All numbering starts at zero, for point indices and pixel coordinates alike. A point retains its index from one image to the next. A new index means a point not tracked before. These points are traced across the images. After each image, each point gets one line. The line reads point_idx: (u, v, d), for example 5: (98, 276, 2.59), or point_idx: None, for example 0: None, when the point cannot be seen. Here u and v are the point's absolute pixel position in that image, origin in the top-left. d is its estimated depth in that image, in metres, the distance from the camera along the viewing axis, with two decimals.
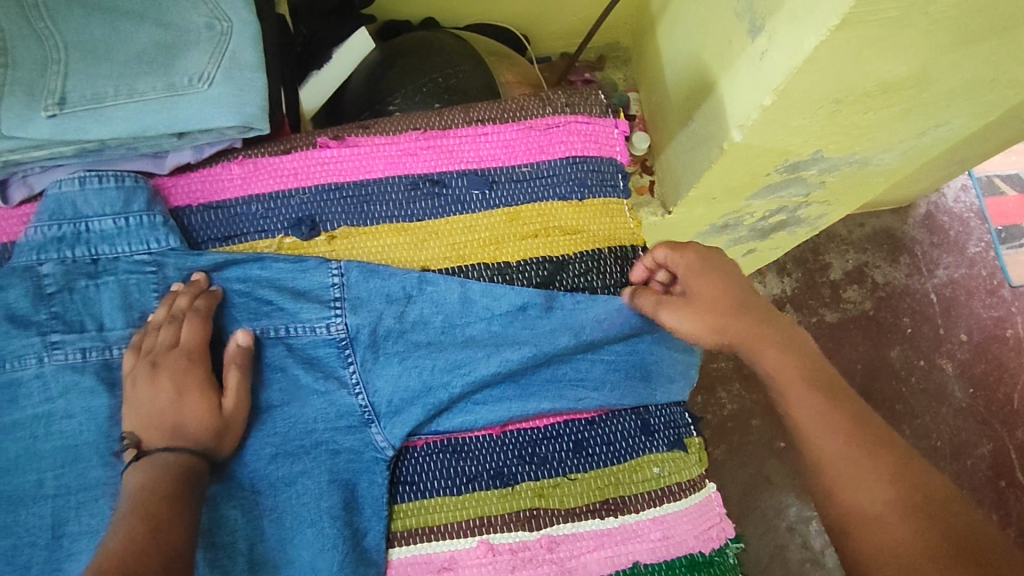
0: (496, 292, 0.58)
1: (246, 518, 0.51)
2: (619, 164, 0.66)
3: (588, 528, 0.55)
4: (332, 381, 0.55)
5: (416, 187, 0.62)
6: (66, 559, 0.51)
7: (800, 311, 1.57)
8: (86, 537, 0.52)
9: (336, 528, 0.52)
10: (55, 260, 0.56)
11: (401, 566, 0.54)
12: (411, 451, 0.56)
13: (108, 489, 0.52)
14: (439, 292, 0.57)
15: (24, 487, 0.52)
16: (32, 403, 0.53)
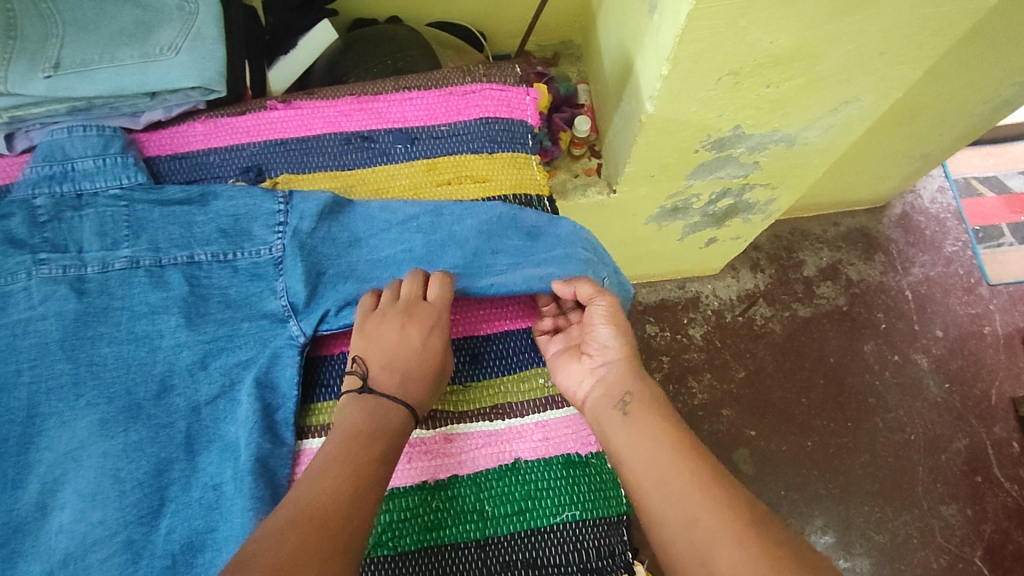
0: (392, 207, 0.69)
1: (187, 405, 0.63)
2: (530, 126, 0.75)
3: (477, 428, 0.63)
4: (265, 289, 0.67)
5: (349, 142, 0.73)
6: (38, 433, 0.61)
7: (773, 305, 1.62)
8: (54, 417, 0.62)
9: (252, 404, 0.63)
10: (47, 194, 0.68)
11: (309, 453, 0.64)
12: (329, 358, 0.68)
13: (71, 378, 0.63)
14: (366, 245, 0.68)
15: (6, 374, 0.62)
16: (17, 310, 0.64)
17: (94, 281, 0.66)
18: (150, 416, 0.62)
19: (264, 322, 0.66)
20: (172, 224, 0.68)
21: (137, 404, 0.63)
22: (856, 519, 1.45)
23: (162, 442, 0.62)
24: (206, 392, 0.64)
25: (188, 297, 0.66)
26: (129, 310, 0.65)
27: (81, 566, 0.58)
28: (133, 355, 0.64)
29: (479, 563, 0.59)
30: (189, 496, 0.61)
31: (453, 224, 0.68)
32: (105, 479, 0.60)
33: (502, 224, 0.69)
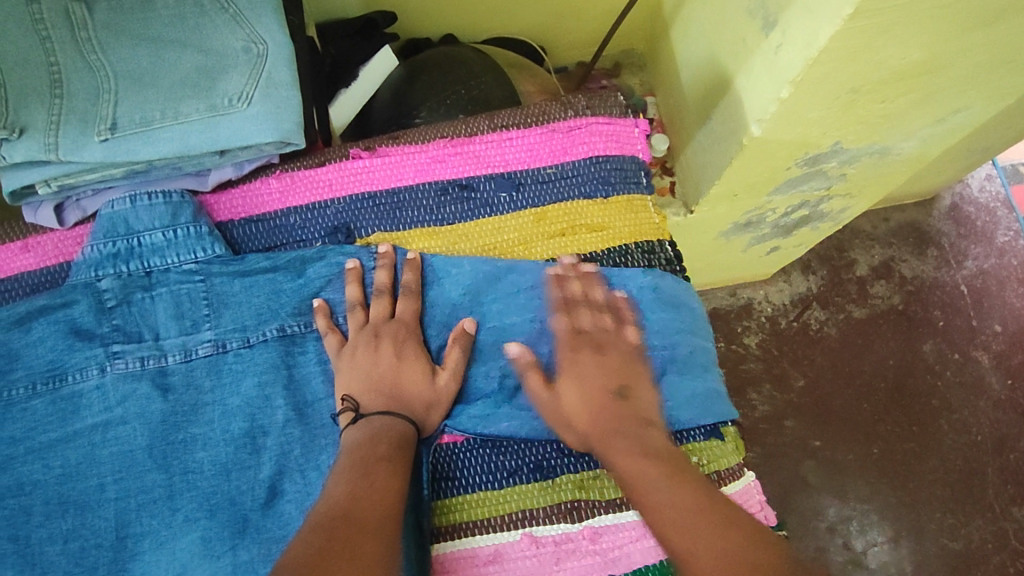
0: (522, 268, 0.62)
1: (298, 511, 0.56)
2: (642, 162, 0.68)
3: (630, 519, 0.56)
4: None
5: (446, 193, 0.65)
6: (131, 558, 0.54)
7: (827, 308, 1.52)
8: (149, 537, 0.55)
9: None
10: (112, 275, 0.59)
11: (447, 561, 0.55)
12: (451, 446, 0.58)
13: (165, 490, 0.55)
14: (487, 314, 0.61)
15: (88, 492, 0.55)
16: (93, 412, 0.57)
17: (177, 373, 0.58)
18: (260, 530, 0.55)
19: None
20: (257, 296, 0.60)
21: (244, 516, 0.55)
22: (928, 528, 1.35)
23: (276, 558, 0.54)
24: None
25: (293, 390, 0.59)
26: (222, 404, 0.58)
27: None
28: (232, 458, 0.56)
29: None
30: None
31: (586, 294, 0.62)
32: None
33: (637, 294, 0.62)
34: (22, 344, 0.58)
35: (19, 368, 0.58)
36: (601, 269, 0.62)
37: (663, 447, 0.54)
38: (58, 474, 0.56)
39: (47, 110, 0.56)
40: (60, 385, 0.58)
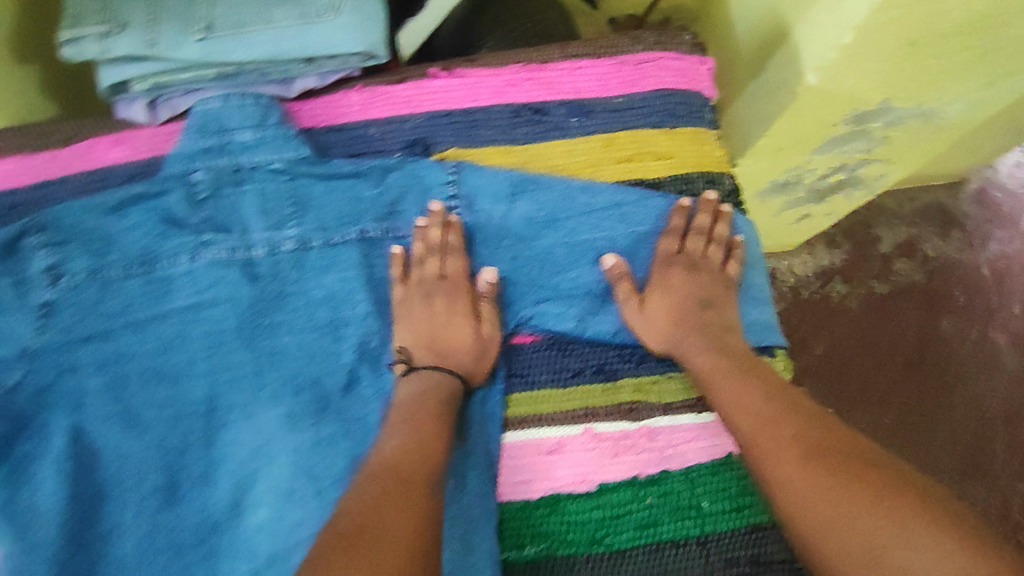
0: (595, 189, 0.65)
1: (377, 395, 0.60)
2: (706, 99, 0.71)
3: (685, 421, 0.60)
4: (451, 274, 0.63)
5: (519, 115, 0.68)
6: (221, 426, 0.59)
7: (850, 282, 1.54)
8: (238, 409, 0.59)
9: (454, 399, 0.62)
10: (205, 168, 0.62)
11: (511, 448, 0.59)
12: (521, 345, 0.63)
13: (253, 367, 0.60)
14: (562, 229, 0.64)
15: (179, 365, 0.60)
16: (184, 294, 0.61)
17: (264, 265, 0.62)
18: (339, 409, 0.60)
19: (459, 311, 0.62)
20: (338, 200, 0.64)
21: (324, 394, 0.60)
22: None
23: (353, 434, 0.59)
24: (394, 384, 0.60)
25: (373, 289, 0.63)
26: (305, 295, 0.62)
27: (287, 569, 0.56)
28: (316, 344, 0.61)
29: (703, 562, 0.56)
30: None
31: (658, 218, 0.66)
32: (300, 476, 0.57)
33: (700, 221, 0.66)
34: (118, 230, 0.62)
35: (114, 253, 0.62)
36: (664, 197, 0.66)
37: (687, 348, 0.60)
38: (153, 347, 0.60)
39: (146, 9, 0.60)
40: (152, 269, 0.61)
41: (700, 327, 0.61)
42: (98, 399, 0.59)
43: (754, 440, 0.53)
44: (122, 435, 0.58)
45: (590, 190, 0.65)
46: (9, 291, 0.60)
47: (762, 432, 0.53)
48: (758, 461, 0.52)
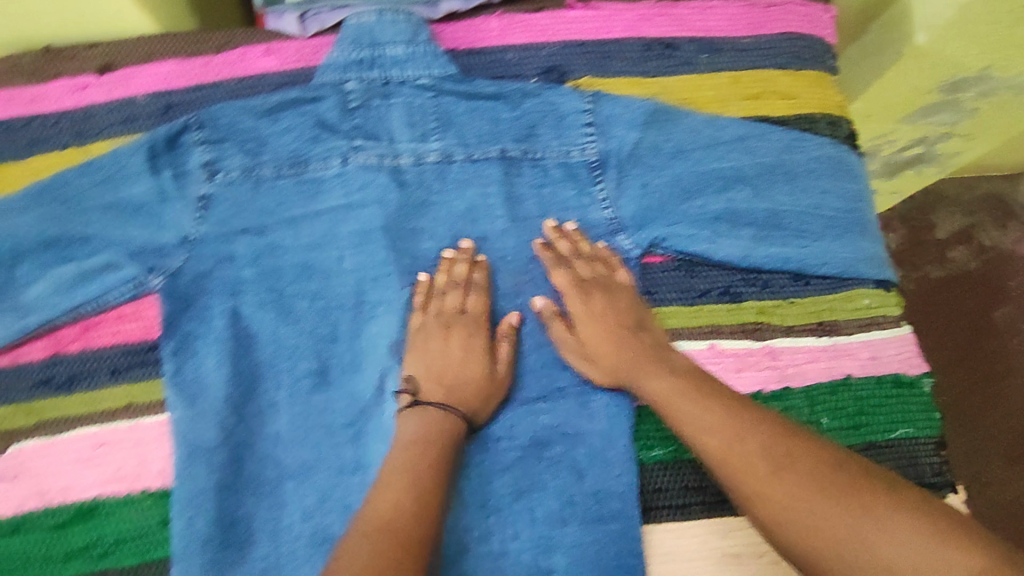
0: (719, 124, 0.68)
1: (515, 303, 0.65)
2: (829, 45, 0.73)
3: (805, 343, 0.64)
4: (584, 197, 0.66)
5: (650, 49, 0.70)
6: (368, 317, 0.65)
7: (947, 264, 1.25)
8: (383, 305, 0.65)
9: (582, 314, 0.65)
10: (357, 79, 0.65)
11: None
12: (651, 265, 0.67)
13: (398, 268, 0.65)
14: (690, 159, 0.66)
15: (327, 262, 0.65)
16: (335, 195, 0.65)
17: (410, 173, 0.66)
18: (479, 310, 0.65)
19: (589, 231, 0.66)
20: (478, 118, 0.66)
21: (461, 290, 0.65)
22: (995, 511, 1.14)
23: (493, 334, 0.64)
24: (530, 296, 0.66)
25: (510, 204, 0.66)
26: (448, 206, 0.66)
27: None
28: (457, 252, 0.65)
29: None
30: (519, 389, 0.64)
31: (785, 152, 0.67)
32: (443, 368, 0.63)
33: (825, 158, 0.68)
34: (269, 132, 0.65)
35: (266, 153, 0.65)
36: (791, 132, 0.68)
37: (625, 368, 0.60)
38: (306, 243, 0.65)
39: None
40: (303, 171, 0.65)
41: (631, 343, 0.60)
42: (255, 287, 0.64)
43: (728, 460, 0.49)
44: (278, 321, 0.64)
45: (716, 124, 0.68)
46: (169, 180, 0.63)
47: (731, 450, 0.50)
48: (743, 486, 0.48)
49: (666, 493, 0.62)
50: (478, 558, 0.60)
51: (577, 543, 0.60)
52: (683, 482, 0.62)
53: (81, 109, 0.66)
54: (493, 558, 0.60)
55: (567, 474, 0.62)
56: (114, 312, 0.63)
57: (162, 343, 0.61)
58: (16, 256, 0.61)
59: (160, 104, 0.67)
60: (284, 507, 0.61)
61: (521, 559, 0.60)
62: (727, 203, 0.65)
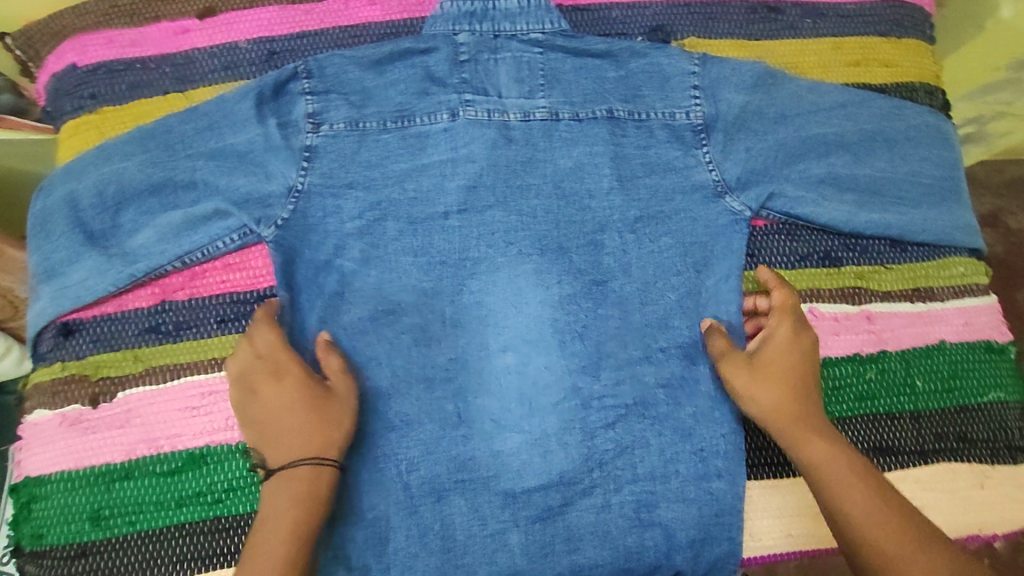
0: (820, 91, 0.67)
1: (616, 264, 0.66)
2: (928, 14, 0.73)
3: (901, 309, 0.63)
4: (690, 159, 0.66)
5: (755, 12, 0.71)
6: (470, 274, 0.65)
7: None
8: (485, 262, 0.65)
9: (681, 280, 0.66)
10: (468, 31, 0.64)
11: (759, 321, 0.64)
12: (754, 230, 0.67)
13: (505, 225, 0.65)
14: (792, 127, 0.65)
15: (433, 217, 0.64)
16: (439, 150, 0.64)
17: (518, 129, 0.65)
18: (581, 269, 0.66)
19: (692, 193, 0.66)
20: (584, 78, 0.66)
21: (563, 246, 0.66)
22: None
23: (593, 296, 0.66)
24: (635, 257, 0.66)
25: (615, 165, 0.66)
26: (553, 164, 0.66)
27: (537, 406, 0.65)
28: (562, 213, 0.66)
29: (914, 433, 0.60)
30: (620, 350, 0.66)
31: (888, 119, 0.67)
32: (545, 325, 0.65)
33: (926, 125, 0.68)
34: (375, 85, 0.64)
35: (371, 106, 0.63)
36: (891, 100, 0.68)
37: (796, 428, 0.56)
38: (410, 197, 0.64)
39: None
40: (409, 125, 0.64)
41: (812, 409, 0.56)
42: (359, 242, 0.63)
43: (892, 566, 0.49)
44: (382, 276, 0.64)
45: (820, 88, 0.68)
46: (275, 130, 0.61)
47: (898, 558, 0.49)
48: None
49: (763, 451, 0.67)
50: (583, 509, 0.64)
51: (679, 498, 0.65)
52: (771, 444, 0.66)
53: (182, 54, 0.66)
54: (597, 509, 0.64)
55: (671, 433, 0.65)
56: (221, 260, 0.61)
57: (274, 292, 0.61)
58: (121, 201, 0.60)
59: (261, 51, 0.66)
60: (393, 457, 0.63)
61: (623, 510, 0.64)
62: (829, 168, 0.65)
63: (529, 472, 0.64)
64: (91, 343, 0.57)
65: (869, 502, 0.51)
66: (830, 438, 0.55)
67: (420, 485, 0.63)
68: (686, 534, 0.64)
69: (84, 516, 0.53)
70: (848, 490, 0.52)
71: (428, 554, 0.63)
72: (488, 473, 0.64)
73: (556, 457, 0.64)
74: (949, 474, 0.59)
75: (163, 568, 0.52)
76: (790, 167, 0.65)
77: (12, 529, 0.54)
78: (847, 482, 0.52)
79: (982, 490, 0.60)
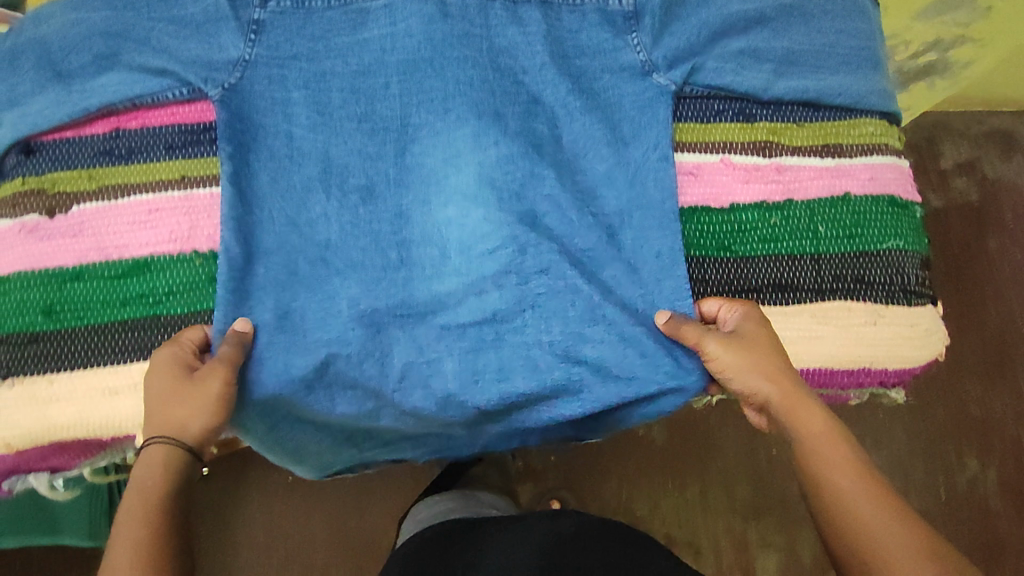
0: None
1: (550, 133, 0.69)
2: None
3: (810, 163, 0.67)
4: (619, 42, 0.68)
5: None
6: (411, 141, 0.67)
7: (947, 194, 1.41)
8: (426, 129, 0.67)
9: (610, 152, 0.68)
10: None
11: (682, 166, 0.67)
12: (682, 100, 0.69)
13: (443, 93, 0.67)
14: (716, 5, 0.68)
15: (375, 87, 0.67)
16: (379, 25, 0.67)
17: (455, 6, 0.68)
18: (519, 132, 0.67)
19: (620, 73, 0.69)
20: None
21: (496, 111, 0.67)
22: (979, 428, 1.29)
23: (518, 159, 0.67)
24: (567, 129, 0.69)
25: (552, 40, 0.69)
26: (491, 41, 0.68)
27: (474, 254, 0.67)
28: (496, 83, 0.68)
29: (814, 273, 0.64)
30: (554, 214, 0.67)
31: None
32: (485, 181, 0.67)
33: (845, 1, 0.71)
34: None
35: None
36: None
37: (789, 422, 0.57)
38: (354, 71, 0.67)
39: None
40: (351, 3, 0.67)
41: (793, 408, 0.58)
42: (306, 110, 0.66)
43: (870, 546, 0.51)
44: (329, 140, 0.66)
45: None
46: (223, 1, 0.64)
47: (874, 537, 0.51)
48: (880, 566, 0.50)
49: (709, 284, 0.65)
50: (515, 345, 0.67)
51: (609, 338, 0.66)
52: (705, 275, 0.65)
53: None
54: (527, 345, 0.66)
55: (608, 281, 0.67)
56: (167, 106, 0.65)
57: (220, 146, 0.64)
58: (68, 51, 0.63)
59: None
60: (332, 299, 0.65)
61: (552, 348, 0.66)
62: (748, 43, 0.67)
63: (464, 308, 0.67)
64: (49, 162, 0.62)
65: (844, 490, 0.53)
66: (817, 430, 0.56)
67: (359, 321, 0.65)
68: (612, 382, 0.67)
69: (36, 309, 0.59)
70: (833, 476, 0.54)
71: (366, 378, 0.66)
72: (426, 308, 0.67)
73: (490, 297, 0.66)
74: (844, 310, 0.64)
75: (104, 358, 0.58)
76: (715, 44, 0.68)
77: None
78: (832, 466, 0.55)
79: (875, 327, 0.64)
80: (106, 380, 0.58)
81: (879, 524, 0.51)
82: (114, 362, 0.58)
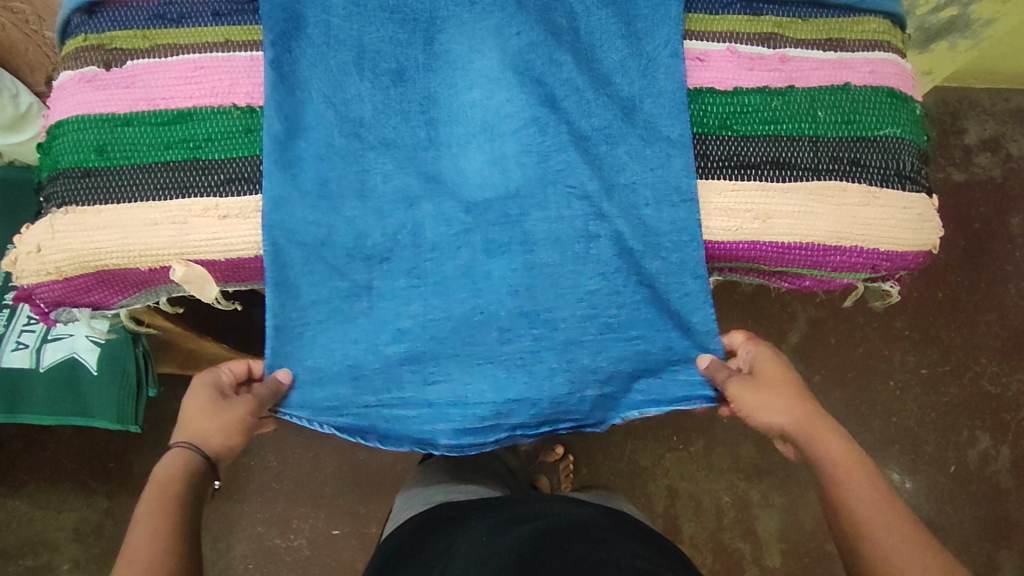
0: None
1: (569, 24, 0.69)
2: None
3: (813, 54, 0.70)
4: None
5: None
6: (439, 31, 0.69)
7: (969, 168, 1.45)
8: (454, 19, 0.69)
9: (624, 48, 0.69)
10: None
11: (690, 53, 0.69)
12: None
13: None
14: None
15: None
16: None
17: None
18: (542, 21, 0.68)
19: None
20: None
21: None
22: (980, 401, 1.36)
23: (541, 45, 0.68)
24: (585, 22, 0.70)
25: None
26: None
27: (499, 132, 0.68)
28: None
29: (811, 154, 0.67)
30: (571, 96, 0.68)
31: None
32: (507, 65, 0.67)
33: None
34: None
35: None
36: None
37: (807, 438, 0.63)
38: None
39: None
40: None
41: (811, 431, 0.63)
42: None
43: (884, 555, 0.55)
44: (362, 28, 0.68)
45: None
46: None
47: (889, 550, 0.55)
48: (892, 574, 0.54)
49: (710, 160, 0.68)
50: (538, 219, 0.67)
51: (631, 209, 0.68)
52: (709, 152, 0.68)
53: None
54: (551, 219, 0.67)
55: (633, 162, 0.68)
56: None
57: (263, 32, 0.67)
58: None
59: None
60: (366, 172, 0.67)
61: (569, 223, 0.67)
62: None
63: (490, 184, 0.67)
64: (109, 21, 0.67)
65: (855, 501, 0.58)
66: (831, 445, 0.62)
67: (393, 193, 0.67)
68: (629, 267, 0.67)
69: (91, 148, 0.65)
70: (846, 491, 0.59)
71: (400, 248, 0.68)
72: (453, 184, 0.68)
73: (512, 173, 0.67)
74: (841, 190, 0.67)
75: (149, 195, 0.64)
76: None
77: (42, 157, 0.67)
78: (844, 476, 0.60)
79: (871, 209, 0.67)
80: (148, 212, 0.64)
81: (890, 534, 0.56)
82: (158, 198, 0.64)
